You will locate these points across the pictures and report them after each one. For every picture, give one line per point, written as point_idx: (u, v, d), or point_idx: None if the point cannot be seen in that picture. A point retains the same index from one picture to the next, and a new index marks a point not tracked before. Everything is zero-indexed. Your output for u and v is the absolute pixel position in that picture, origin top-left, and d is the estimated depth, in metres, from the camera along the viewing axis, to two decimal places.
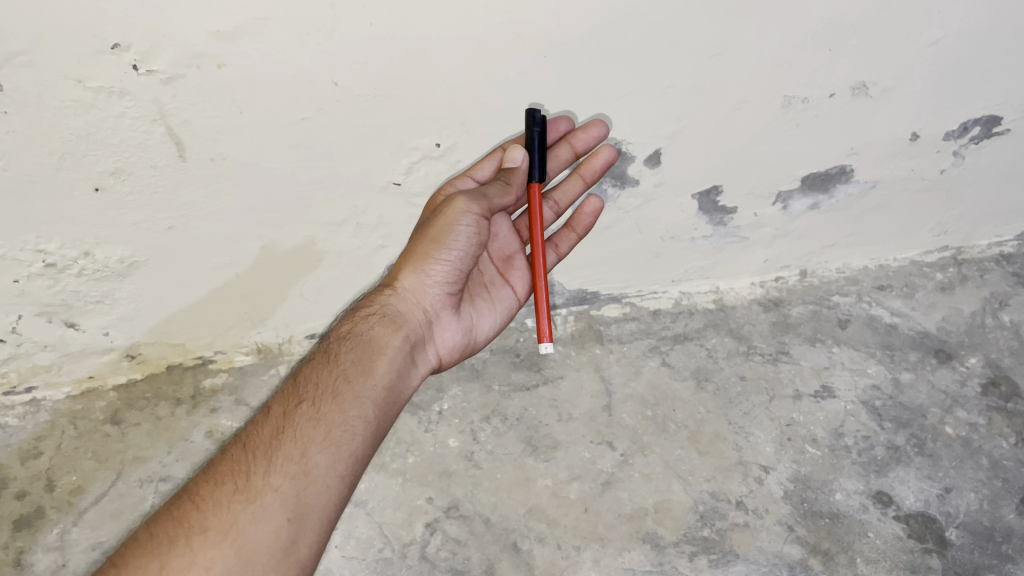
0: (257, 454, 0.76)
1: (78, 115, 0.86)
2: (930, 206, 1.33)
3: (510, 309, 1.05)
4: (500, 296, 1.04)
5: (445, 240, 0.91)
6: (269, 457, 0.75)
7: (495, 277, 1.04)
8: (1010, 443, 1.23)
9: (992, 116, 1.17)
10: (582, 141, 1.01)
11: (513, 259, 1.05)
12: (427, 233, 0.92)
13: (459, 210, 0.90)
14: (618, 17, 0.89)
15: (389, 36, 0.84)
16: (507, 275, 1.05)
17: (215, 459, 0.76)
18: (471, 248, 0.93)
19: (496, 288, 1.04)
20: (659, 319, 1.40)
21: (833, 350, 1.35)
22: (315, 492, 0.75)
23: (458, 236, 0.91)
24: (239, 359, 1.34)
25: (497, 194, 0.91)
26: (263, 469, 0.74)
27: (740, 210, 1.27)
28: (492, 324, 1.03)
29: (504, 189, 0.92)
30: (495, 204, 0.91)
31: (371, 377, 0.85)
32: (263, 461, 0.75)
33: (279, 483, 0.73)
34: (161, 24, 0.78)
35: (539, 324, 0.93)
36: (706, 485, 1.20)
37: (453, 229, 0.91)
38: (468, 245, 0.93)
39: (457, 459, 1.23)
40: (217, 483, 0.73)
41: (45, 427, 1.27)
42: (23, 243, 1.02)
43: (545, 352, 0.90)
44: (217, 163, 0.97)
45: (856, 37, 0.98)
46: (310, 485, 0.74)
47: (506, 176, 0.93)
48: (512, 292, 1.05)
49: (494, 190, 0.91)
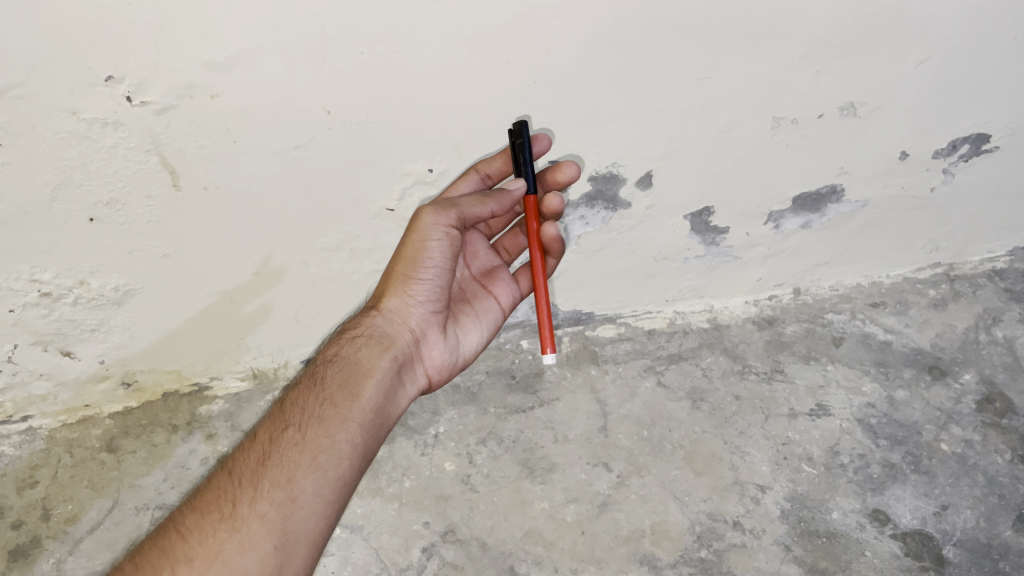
0: (243, 481, 0.76)
1: (72, 146, 0.87)
2: (921, 224, 1.34)
3: (496, 322, 1.03)
4: (485, 309, 1.02)
5: (421, 259, 0.90)
6: (255, 484, 0.76)
7: (478, 291, 1.02)
8: (1006, 459, 1.23)
9: (980, 134, 1.18)
10: (549, 181, 0.99)
11: (496, 271, 1.04)
12: (404, 253, 0.91)
13: (428, 223, 0.88)
14: (606, 43, 0.90)
15: (380, 65, 0.85)
16: (491, 286, 1.03)
17: (202, 488, 0.77)
18: (448, 263, 0.91)
19: (480, 301, 1.02)
20: (654, 339, 1.41)
21: (828, 368, 1.35)
22: (302, 519, 0.75)
23: (432, 252, 0.89)
24: (234, 386, 1.35)
25: (469, 204, 0.87)
26: (250, 496, 0.74)
27: (732, 230, 1.27)
28: (480, 339, 1.02)
29: (481, 200, 0.87)
30: (466, 214, 0.87)
31: (357, 399, 0.85)
32: (248, 489, 0.75)
33: (266, 509, 0.74)
34: (153, 56, 0.79)
35: (540, 335, 0.96)
36: (703, 506, 1.20)
37: (426, 245, 0.89)
38: (445, 260, 0.90)
39: (453, 483, 1.23)
40: (204, 512, 0.74)
41: (41, 455, 1.27)
42: (18, 273, 1.02)
43: (547, 363, 0.95)
44: (211, 192, 0.98)
45: (843, 58, 0.99)
46: (297, 511, 0.75)
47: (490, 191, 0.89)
48: (496, 302, 1.03)
49: (466, 200, 0.87)
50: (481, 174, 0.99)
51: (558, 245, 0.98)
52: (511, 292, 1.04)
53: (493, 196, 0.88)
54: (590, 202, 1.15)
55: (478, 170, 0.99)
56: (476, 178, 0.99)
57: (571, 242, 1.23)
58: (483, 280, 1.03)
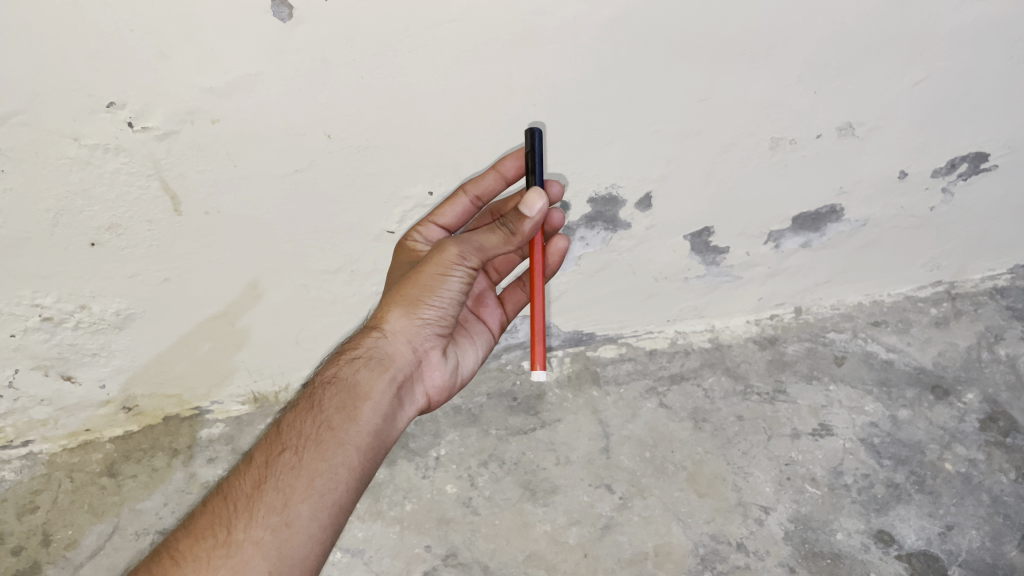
0: (238, 506, 0.76)
1: (73, 172, 0.87)
2: (922, 242, 1.35)
3: (488, 342, 1.05)
4: (478, 330, 1.03)
5: (434, 286, 0.88)
6: (250, 509, 0.76)
7: (469, 314, 1.04)
8: (1010, 479, 1.23)
9: (979, 152, 1.18)
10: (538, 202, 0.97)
11: (484, 295, 1.06)
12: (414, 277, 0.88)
13: (449, 257, 0.86)
14: (604, 65, 0.90)
15: (381, 90, 0.86)
16: (481, 311, 1.05)
17: (196, 511, 0.77)
18: (462, 294, 0.89)
19: (472, 323, 1.03)
20: (655, 359, 1.40)
21: (830, 387, 1.35)
22: (295, 545, 0.75)
23: (449, 284, 0.87)
24: (236, 409, 1.35)
25: (493, 243, 0.86)
26: (245, 521, 0.75)
27: (732, 250, 1.28)
28: (476, 357, 1.02)
29: (506, 238, 0.86)
30: (489, 254, 0.87)
31: (356, 422, 0.84)
32: (243, 514, 0.75)
33: (260, 535, 0.74)
34: (155, 82, 0.80)
35: (533, 351, 0.92)
36: (706, 527, 1.19)
37: (444, 276, 0.87)
38: (460, 293, 0.89)
39: (454, 505, 1.22)
40: (198, 537, 0.74)
41: (41, 480, 1.27)
42: (20, 297, 1.02)
43: (538, 379, 0.91)
44: (212, 216, 0.98)
45: (840, 78, 1.00)
46: (291, 536, 0.75)
47: (513, 223, 0.85)
48: (487, 327, 1.05)
49: (490, 239, 0.86)
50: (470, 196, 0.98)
51: (558, 260, 1.02)
52: (499, 317, 1.06)
53: (517, 233, 0.86)
54: (589, 223, 1.15)
55: (467, 193, 0.98)
56: (464, 200, 0.99)
57: (570, 263, 1.23)
58: (473, 304, 1.05)
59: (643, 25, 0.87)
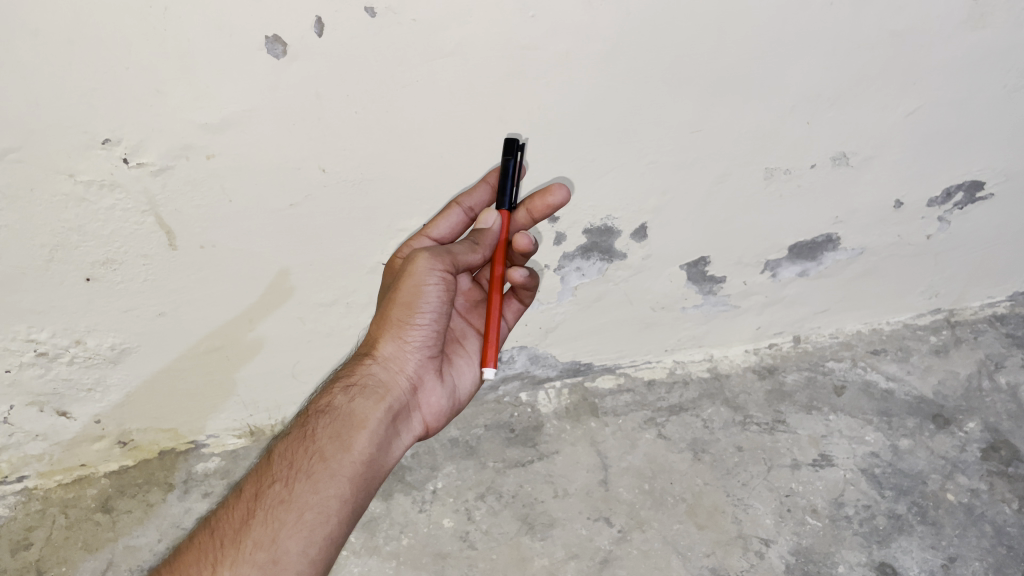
0: (225, 542, 0.76)
1: (68, 209, 0.87)
2: (920, 270, 1.35)
3: None
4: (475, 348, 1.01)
5: (417, 304, 0.87)
6: (237, 545, 0.75)
7: (465, 328, 1.02)
8: (1013, 509, 1.22)
9: (974, 181, 1.19)
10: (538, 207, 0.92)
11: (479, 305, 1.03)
12: (398, 297, 0.87)
13: (424, 268, 0.85)
14: (596, 96, 0.90)
15: (375, 124, 0.87)
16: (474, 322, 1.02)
17: (183, 546, 0.77)
18: (444, 307, 0.88)
19: (469, 340, 1.01)
20: (654, 390, 1.40)
21: (830, 417, 1.34)
22: None
23: (428, 296, 0.86)
24: (231, 442, 1.35)
25: (463, 251, 0.86)
26: (231, 558, 0.74)
27: (729, 280, 1.28)
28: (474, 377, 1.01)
29: (473, 247, 0.86)
30: (461, 262, 0.85)
31: (348, 453, 0.82)
32: (229, 551, 0.75)
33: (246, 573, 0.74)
34: (150, 119, 0.80)
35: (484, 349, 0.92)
36: (706, 561, 1.17)
37: (422, 290, 0.86)
38: (441, 304, 0.88)
39: (452, 540, 1.20)
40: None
41: (35, 517, 1.25)
42: (15, 333, 1.02)
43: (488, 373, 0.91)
44: (207, 250, 0.98)
45: (832, 110, 1.00)
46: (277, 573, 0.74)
47: (474, 237, 0.88)
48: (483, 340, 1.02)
49: (459, 248, 0.86)
50: (463, 207, 0.94)
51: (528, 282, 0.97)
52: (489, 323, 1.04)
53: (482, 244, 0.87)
54: (585, 253, 1.15)
55: (459, 204, 0.94)
56: (459, 212, 0.94)
57: (568, 293, 1.22)
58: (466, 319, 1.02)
59: (633, 57, 0.87)
